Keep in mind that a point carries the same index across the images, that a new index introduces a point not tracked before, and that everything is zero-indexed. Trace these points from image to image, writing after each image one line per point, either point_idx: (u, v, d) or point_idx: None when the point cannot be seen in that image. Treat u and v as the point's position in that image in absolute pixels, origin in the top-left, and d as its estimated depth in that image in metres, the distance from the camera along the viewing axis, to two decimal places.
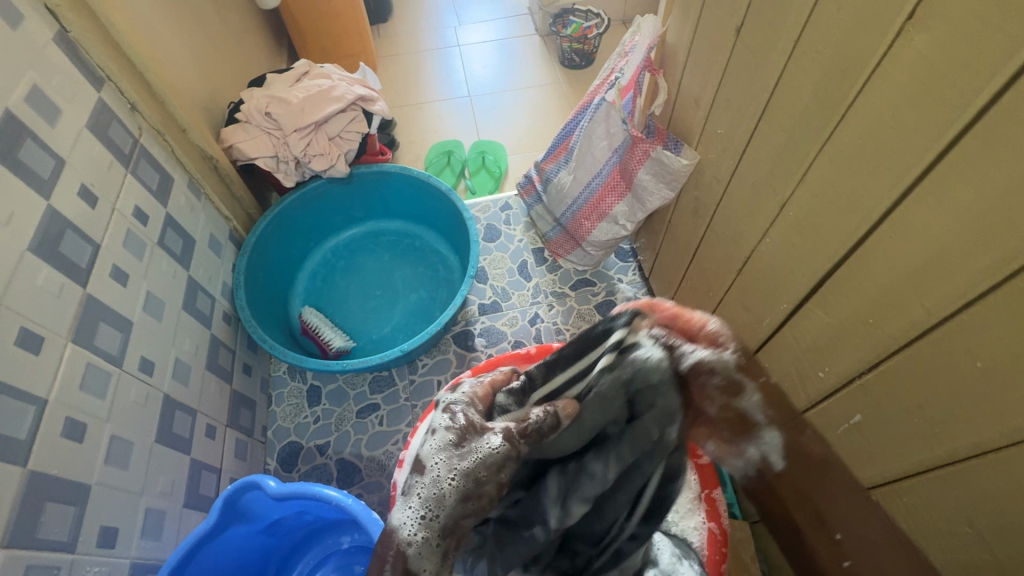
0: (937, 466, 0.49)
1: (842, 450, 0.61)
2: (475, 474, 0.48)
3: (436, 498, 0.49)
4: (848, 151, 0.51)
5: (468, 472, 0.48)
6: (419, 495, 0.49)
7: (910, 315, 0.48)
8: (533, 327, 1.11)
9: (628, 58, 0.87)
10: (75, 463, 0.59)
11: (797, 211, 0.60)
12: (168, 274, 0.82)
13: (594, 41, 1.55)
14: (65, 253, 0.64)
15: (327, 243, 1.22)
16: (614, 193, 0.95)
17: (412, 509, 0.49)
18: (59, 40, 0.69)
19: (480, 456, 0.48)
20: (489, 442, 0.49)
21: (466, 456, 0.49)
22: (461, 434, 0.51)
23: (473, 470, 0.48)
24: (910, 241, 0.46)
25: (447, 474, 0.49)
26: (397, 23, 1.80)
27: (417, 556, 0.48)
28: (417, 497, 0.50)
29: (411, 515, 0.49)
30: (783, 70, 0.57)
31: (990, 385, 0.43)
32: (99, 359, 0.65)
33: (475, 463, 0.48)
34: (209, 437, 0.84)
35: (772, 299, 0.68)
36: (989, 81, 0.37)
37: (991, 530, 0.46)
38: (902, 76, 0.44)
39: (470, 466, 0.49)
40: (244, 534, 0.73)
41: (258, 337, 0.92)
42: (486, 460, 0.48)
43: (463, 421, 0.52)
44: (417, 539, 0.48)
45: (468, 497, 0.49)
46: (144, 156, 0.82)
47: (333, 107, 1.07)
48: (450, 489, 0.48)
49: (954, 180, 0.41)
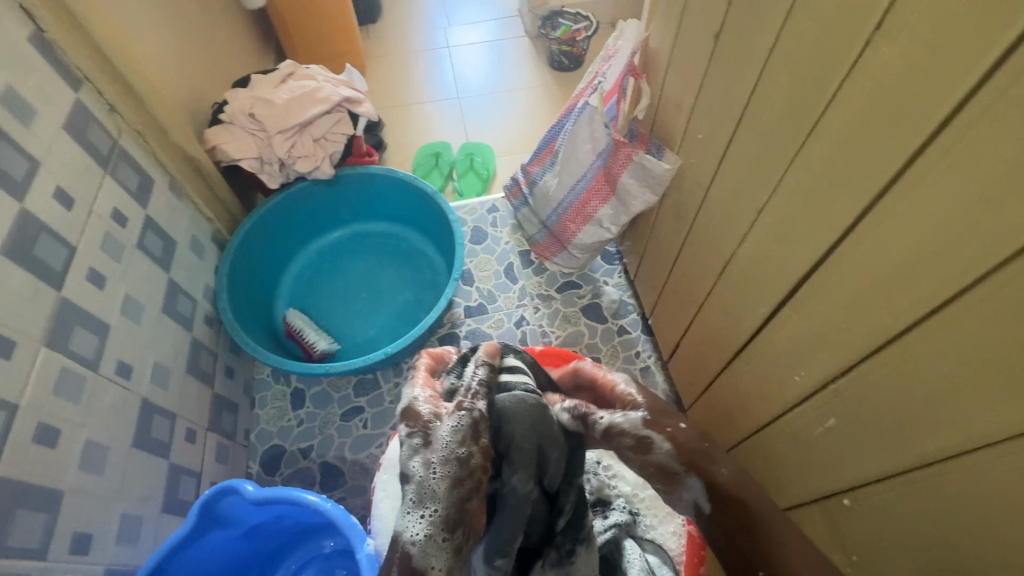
0: (907, 469, 0.50)
1: (817, 453, 0.62)
2: (460, 451, 0.46)
3: (426, 494, 0.46)
4: (821, 158, 0.51)
5: (448, 459, 0.46)
6: (410, 498, 0.46)
7: (881, 320, 0.49)
8: (519, 329, 1.11)
9: (612, 63, 0.87)
10: (47, 469, 0.59)
11: (773, 217, 0.60)
12: (148, 277, 0.81)
13: (582, 44, 1.56)
14: (39, 256, 0.63)
15: (312, 245, 1.21)
16: (599, 197, 0.96)
17: (410, 514, 0.45)
18: (34, 40, 0.68)
19: (455, 436, 0.47)
20: (456, 415, 0.49)
21: (441, 441, 0.47)
22: (425, 426, 0.50)
23: (455, 454, 0.46)
24: (880, 248, 0.47)
25: (433, 466, 0.46)
26: (386, 23, 1.79)
27: (423, 555, 0.44)
28: (411, 499, 0.46)
29: (413, 519, 0.45)
30: (759, 77, 0.58)
31: (956, 389, 0.43)
32: (74, 363, 0.65)
33: (450, 443, 0.47)
34: (189, 441, 0.83)
35: (751, 303, 0.69)
36: (953, 91, 0.38)
37: (958, 533, 0.47)
38: (872, 85, 0.44)
39: (453, 448, 0.47)
40: (223, 539, 0.73)
41: (240, 340, 0.91)
42: (460, 435, 0.47)
43: (424, 412, 0.51)
44: (420, 538, 0.44)
45: (460, 479, 0.46)
46: (123, 158, 0.81)
47: (318, 109, 1.06)
48: (439, 479, 0.46)
49: (922, 188, 0.42)
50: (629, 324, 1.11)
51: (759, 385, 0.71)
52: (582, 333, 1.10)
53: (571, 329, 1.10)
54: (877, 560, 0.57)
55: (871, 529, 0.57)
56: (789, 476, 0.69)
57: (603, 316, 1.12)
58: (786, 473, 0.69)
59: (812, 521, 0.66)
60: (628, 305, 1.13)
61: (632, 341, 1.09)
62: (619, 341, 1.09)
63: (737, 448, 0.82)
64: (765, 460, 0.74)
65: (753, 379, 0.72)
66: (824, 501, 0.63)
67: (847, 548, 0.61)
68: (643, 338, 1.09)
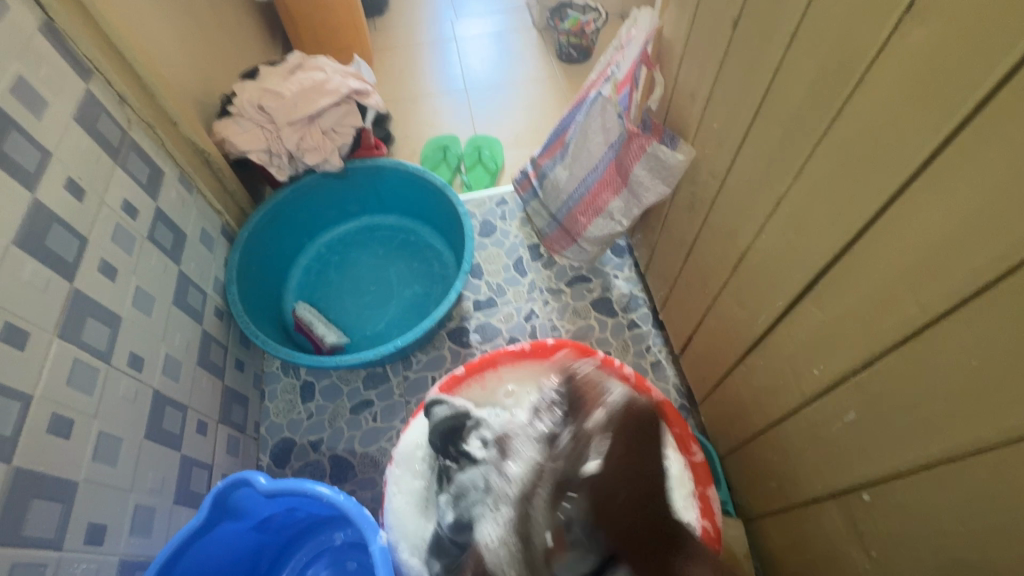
0: (930, 464, 0.49)
1: (835, 448, 0.61)
2: (528, 479, 0.59)
3: (500, 501, 0.60)
4: (844, 146, 0.50)
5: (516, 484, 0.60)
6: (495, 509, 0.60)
7: (905, 312, 0.48)
8: (529, 323, 1.10)
9: (623, 54, 0.87)
10: (61, 459, 0.59)
11: (792, 207, 0.59)
12: (158, 269, 0.81)
13: (591, 35, 1.54)
14: (51, 247, 0.63)
15: (321, 239, 1.21)
16: (611, 189, 0.95)
17: (490, 522, 0.59)
18: (45, 30, 0.68)
19: (523, 461, 0.61)
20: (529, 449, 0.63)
21: (511, 475, 0.61)
22: (504, 448, 0.65)
23: (527, 478, 0.59)
24: (906, 238, 0.46)
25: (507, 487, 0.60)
26: (393, 15, 1.78)
27: (496, 557, 0.57)
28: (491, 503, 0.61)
29: (489, 526, 0.59)
30: (779, 64, 0.57)
31: (985, 383, 0.42)
32: (87, 355, 0.65)
33: (520, 469, 0.60)
34: (201, 434, 0.83)
35: (768, 296, 0.68)
36: (988, 74, 0.36)
37: (983, 529, 0.46)
38: (899, 70, 0.43)
39: (528, 483, 0.59)
40: (235, 530, 0.73)
41: (250, 332, 0.91)
42: (527, 466, 0.61)
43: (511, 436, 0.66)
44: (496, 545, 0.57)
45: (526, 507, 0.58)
46: (133, 149, 0.81)
47: (327, 100, 1.06)
48: (509, 492, 0.60)
49: (952, 175, 0.41)
50: (640, 318, 1.10)
51: (775, 378, 0.70)
52: (592, 327, 1.09)
53: (581, 323, 1.10)
54: (896, 556, 0.56)
55: (889, 524, 0.56)
56: (805, 471, 0.68)
57: (613, 310, 1.11)
58: (801, 468, 0.69)
59: (828, 516, 0.65)
60: (639, 299, 1.12)
61: (643, 334, 1.08)
62: (630, 335, 1.08)
63: (751, 442, 0.81)
64: (780, 455, 0.73)
65: (768, 373, 0.71)
66: (842, 496, 0.62)
67: (865, 544, 0.60)
68: (653, 332, 1.08)
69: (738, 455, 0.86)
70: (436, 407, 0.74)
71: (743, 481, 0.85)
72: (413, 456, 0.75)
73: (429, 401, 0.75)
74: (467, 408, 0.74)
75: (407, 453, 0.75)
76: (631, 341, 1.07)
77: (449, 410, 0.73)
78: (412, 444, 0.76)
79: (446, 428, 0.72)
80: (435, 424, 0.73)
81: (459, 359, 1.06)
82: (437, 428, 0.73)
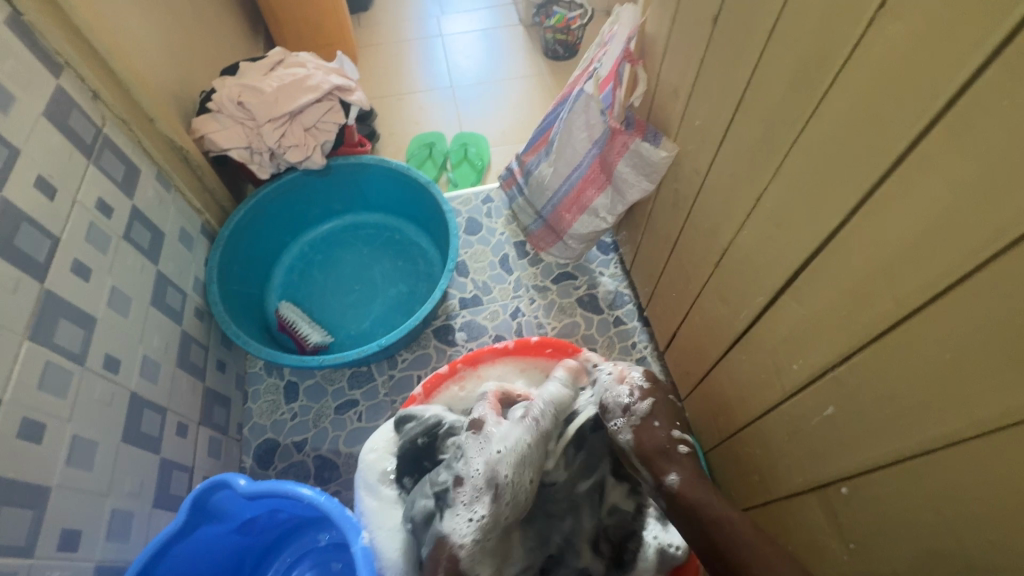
0: (906, 457, 0.50)
1: (815, 441, 0.62)
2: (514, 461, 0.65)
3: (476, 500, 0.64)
4: (820, 144, 0.51)
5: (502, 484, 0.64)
6: (467, 501, 0.64)
7: (882, 306, 0.48)
8: (514, 321, 1.10)
9: (607, 49, 0.86)
10: (33, 465, 0.57)
11: (772, 204, 0.60)
12: (135, 268, 0.80)
13: (576, 32, 1.53)
14: (20, 247, 0.61)
15: (305, 237, 1.19)
16: (595, 186, 0.95)
17: (460, 515, 0.64)
18: (12, 24, 0.66)
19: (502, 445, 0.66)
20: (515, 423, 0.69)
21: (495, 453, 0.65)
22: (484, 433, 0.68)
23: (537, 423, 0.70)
24: (880, 233, 0.46)
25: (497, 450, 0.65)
26: (378, 11, 1.76)
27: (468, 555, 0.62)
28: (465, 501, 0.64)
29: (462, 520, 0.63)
30: (758, 61, 0.57)
31: (956, 377, 0.43)
32: (59, 357, 0.63)
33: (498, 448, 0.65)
34: (181, 436, 0.82)
35: (750, 293, 0.68)
36: (959, 71, 0.37)
37: (956, 520, 0.47)
38: (874, 66, 0.43)
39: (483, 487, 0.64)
40: (216, 533, 0.72)
41: (232, 333, 0.89)
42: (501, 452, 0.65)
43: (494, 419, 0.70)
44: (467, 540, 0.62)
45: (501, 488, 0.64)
46: (108, 147, 0.79)
47: (308, 97, 1.04)
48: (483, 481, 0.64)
49: (922, 171, 0.41)
50: (625, 315, 1.10)
51: (758, 374, 0.70)
52: (578, 324, 1.09)
53: (566, 321, 1.10)
54: (874, 547, 0.57)
55: (866, 515, 0.57)
56: (785, 465, 0.69)
57: (599, 307, 1.11)
58: (783, 462, 0.69)
59: (809, 508, 0.66)
60: (624, 296, 1.12)
61: (629, 331, 1.08)
62: (615, 331, 1.08)
63: (735, 437, 0.81)
64: (762, 448, 0.73)
65: (751, 368, 0.72)
66: (821, 489, 0.63)
67: (844, 537, 0.61)
68: (639, 329, 1.08)
69: (722, 450, 0.87)
70: (405, 425, 0.74)
71: (726, 474, 0.86)
72: (370, 459, 0.74)
73: (398, 418, 0.75)
74: (436, 419, 0.74)
75: (364, 460, 0.74)
76: (617, 338, 1.08)
77: (419, 427, 0.73)
78: (373, 450, 0.75)
79: (418, 447, 0.73)
80: (404, 442, 0.74)
81: (445, 357, 1.06)
82: (408, 446, 0.73)
